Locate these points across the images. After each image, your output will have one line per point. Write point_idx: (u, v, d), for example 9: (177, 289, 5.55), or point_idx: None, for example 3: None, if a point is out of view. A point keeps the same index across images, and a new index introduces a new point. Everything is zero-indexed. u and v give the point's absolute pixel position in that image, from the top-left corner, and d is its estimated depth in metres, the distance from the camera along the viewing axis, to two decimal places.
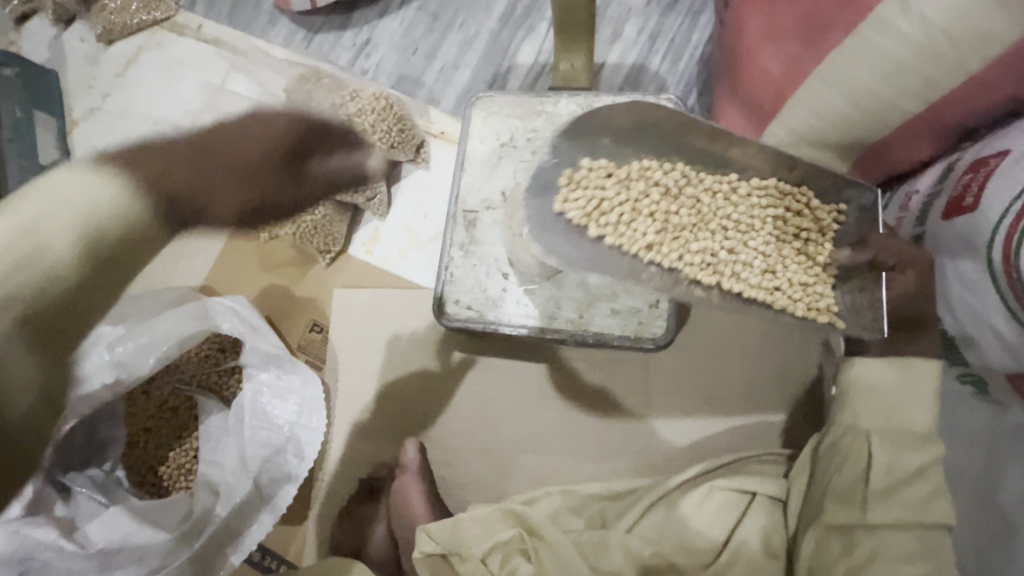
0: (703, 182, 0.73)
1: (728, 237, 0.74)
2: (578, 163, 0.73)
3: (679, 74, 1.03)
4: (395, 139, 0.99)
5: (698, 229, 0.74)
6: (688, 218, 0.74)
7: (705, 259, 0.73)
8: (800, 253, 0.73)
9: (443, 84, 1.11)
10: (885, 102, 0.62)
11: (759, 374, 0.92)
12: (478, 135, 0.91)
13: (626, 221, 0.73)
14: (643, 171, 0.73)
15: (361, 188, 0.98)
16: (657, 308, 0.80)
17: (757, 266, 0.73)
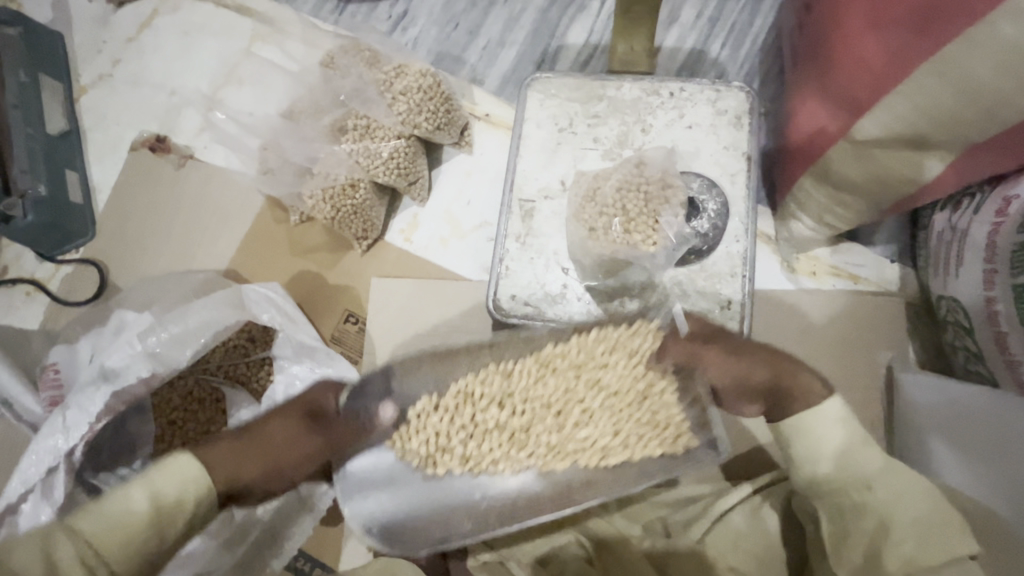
0: (568, 358, 0.70)
1: (558, 416, 0.69)
2: (410, 411, 0.70)
3: (741, 62, 0.98)
4: (442, 119, 0.91)
5: (518, 413, 0.70)
6: (519, 421, 0.70)
7: (520, 443, 0.70)
8: (642, 422, 0.68)
9: (487, 62, 1.04)
10: (1003, 99, 0.58)
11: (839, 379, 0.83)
12: (535, 119, 0.85)
13: (452, 434, 0.70)
14: (469, 393, 0.70)
15: (404, 171, 0.91)
16: (728, 310, 0.75)
17: (584, 438, 0.69)
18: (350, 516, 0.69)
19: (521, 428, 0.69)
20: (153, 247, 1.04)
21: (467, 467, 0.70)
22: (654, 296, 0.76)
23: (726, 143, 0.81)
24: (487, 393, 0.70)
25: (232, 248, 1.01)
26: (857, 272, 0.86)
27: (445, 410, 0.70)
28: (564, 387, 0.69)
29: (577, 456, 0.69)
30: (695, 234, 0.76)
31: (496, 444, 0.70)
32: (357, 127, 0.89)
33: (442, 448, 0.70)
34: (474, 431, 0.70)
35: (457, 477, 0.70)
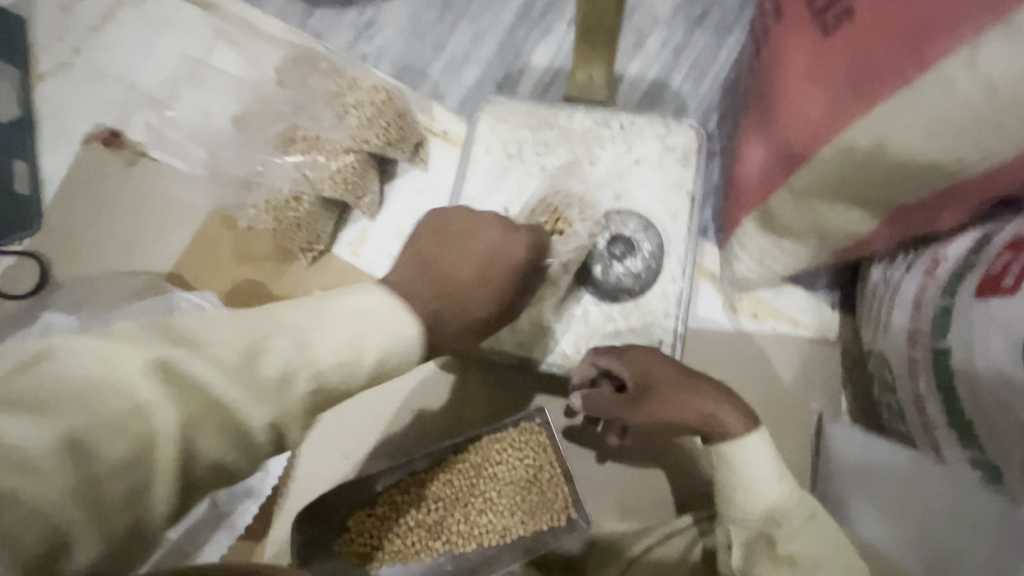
0: (468, 461, 0.78)
1: (460, 506, 0.79)
2: (347, 523, 0.76)
3: (700, 96, 0.97)
4: (394, 136, 0.91)
5: (431, 524, 0.78)
6: (433, 516, 0.78)
7: (438, 540, 0.78)
8: (531, 506, 0.78)
9: (449, 78, 1.03)
10: (928, 165, 0.58)
11: (768, 425, 0.83)
12: (485, 143, 0.84)
13: (387, 542, 0.77)
14: (393, 503, 0.78)
15: (353, 186, 0.90)
16: (659, 351, 0.75)
17: (486, 521, 0.78)
18: None
19: (434, 527, 0.78)
20: (99, 244, 1.02)
21: (418, 562, 0.77)
22: (587, 330, 0.77)
23: (670, 181, 0.80)
24: (408, 499, 0.78)
25: (179, 251, 0.99)
26: (797, 316, 0.86)
27: (377, 517, 0.77)
28: (460, 475, 0.79)
29: (479, 540, 0.77)
30: (627, 273, 0.74)
31: (421, 547, 0.77)
32: (305, 139, 0.88)
33: (391, 544, 0.77)
34: (401, 530, 0.78)
35: (406, 569, 0.77)
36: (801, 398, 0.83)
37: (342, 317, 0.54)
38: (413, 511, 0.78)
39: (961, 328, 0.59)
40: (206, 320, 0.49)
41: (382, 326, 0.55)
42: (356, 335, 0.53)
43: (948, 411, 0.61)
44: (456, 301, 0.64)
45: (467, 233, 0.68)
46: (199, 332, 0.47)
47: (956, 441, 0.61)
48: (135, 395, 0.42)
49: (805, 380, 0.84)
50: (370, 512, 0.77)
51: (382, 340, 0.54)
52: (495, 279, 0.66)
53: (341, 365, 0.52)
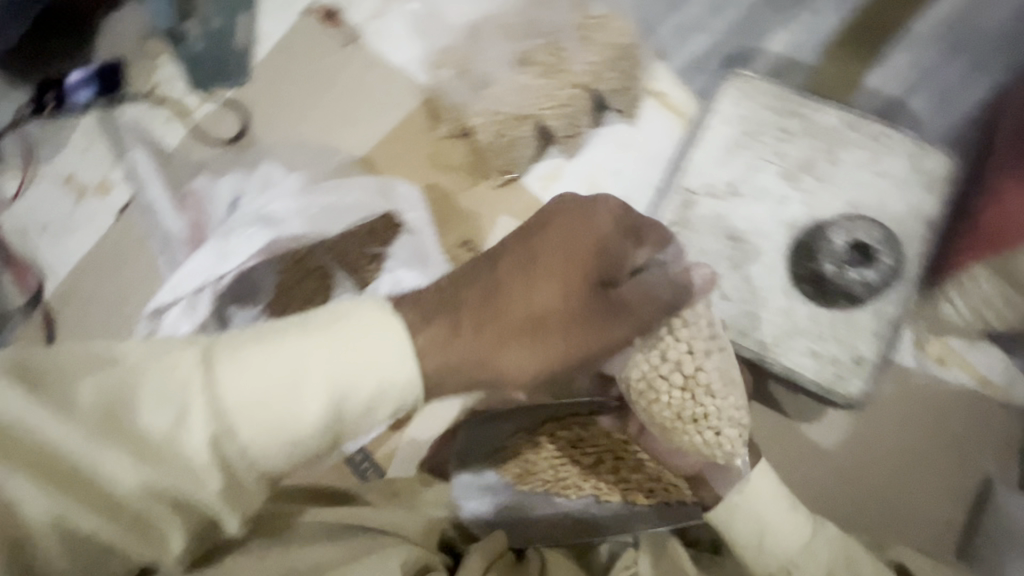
0: None
1: (613, 458, 0.77)
2: (507, 440, 0.79)
3: (937, 126, 0.93)
4: (626, 81, 0.89)
5: (583, 466, 0.78)
6: (586, 458, 0.78)
7: (586, 482, 0.78)
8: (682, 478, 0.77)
9: (677, 41, 1.00)
10: None
11: (927, 473, 0.81)
12: (725, 115, 0.82)
13: (538, 470, 0.79)
14: (552, 435, 0.79)
15: (571, 120, 0.90)
16: (861, 366, 0.73)
17: (636, 480, 0.77)
18: (477, 506, 0.78)
19: (584, 470, 0.78)
20: (300, 114, 1.05)
21: (563, 497, 0.78)
22: (788, 325, 0.75)
23: (912, 202, 0.77)
24: (566, 435, 0.78)
25: (373, 139, 1.01)
26: (985, 374, 0.82)
27: (536, 443, 0.79)
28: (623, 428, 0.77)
29: (625, 496, 0.76)
30: (860, 281, 0.71)
31: (569, 484, 0.78)
32: (541, 63, 0.87)
33: (543, 472, 0.79)
34: (553, 463, 0.79)
35: (551, 500, 0.78)
36: (969, 457, 0.81)
37: (323, 368, 0.49)
38: (568, 448, 0.78)
39: None
40: (258, 351, 0.49)
41: (363, 362, 0.50)
42: (334, 386, 0.49)
43: None
44: (474, 315, 0.56)
45: (549, 244, 0.59)
46: (227, 377, 0.48)
47: None
48: (167, 416, 0.47)
49: (980, 441, 0.81)
50: (530, 437, 0.80)
51: (364, 390, 0.50)
52: (513, 346, 0.56)
53: (260, 399, 0.49)
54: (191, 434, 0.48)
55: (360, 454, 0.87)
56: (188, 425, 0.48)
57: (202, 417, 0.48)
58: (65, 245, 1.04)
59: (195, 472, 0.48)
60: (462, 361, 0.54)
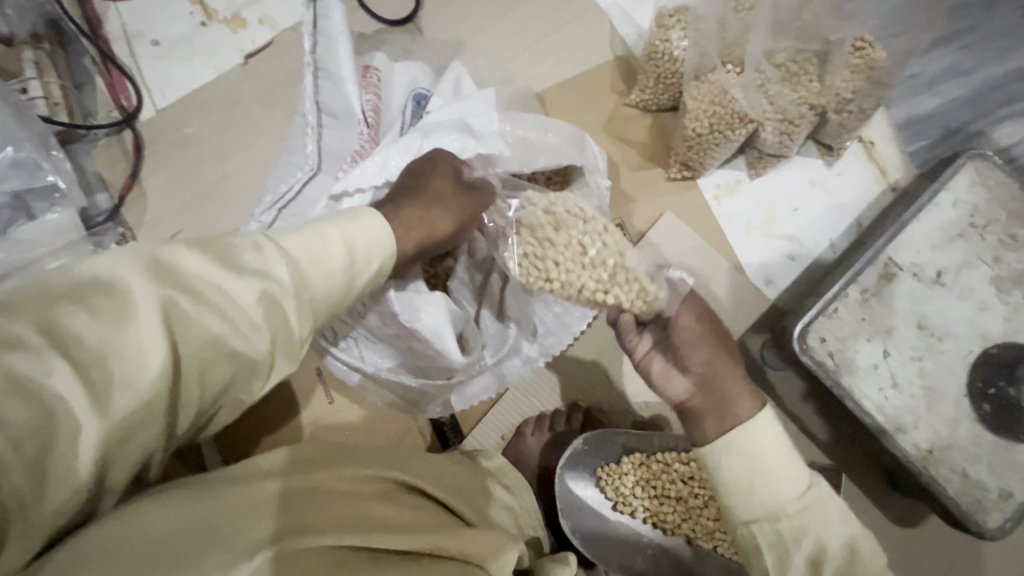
0: None
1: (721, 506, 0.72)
2: (622, 456, 0.72)
3: None
4: (856, 119, 0.80)
5: (687, 507, 0.72)
6: (694, 499, 0.72)
7: (686, 522, 0.72)
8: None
9: (905, 91, 0.91)
10: None
11: None
12: (954, 195, 0.76)
13: (642, 496, 0.72)
14: (666, 465, 0.72)
15: (784, 141, 0.81)
16: (1004, 502, 0.69)
17: None
18: (563, 520, 0.70)
19: (688, 510, 0.72)
20: (478, 18, 0.92)
21: (659, 530, 0.72)
22: (948, 437, 0.70)
23: None
24: (682, 469, 0.72)
25: (553, 79, 0.90)
26: None
27: (647, 468, 0.72)
28: None
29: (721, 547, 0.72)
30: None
31: (669, 520, 0.72)
32: (786, 68, 0.76)
33: (644, 500, 0.72)
34: (659, 493, 0.72)
35: (645, 530, 0.72)
36: None
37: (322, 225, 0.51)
38: (679, 484, 0.72)
39: None
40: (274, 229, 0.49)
41: (368, 228, 0.53)
42: (346, 240, 0.51)
43: None
44: (407, 212, 0.59)
45: (437, 170, 0.64)
46: (289, 236, 0.48)
47: None
48: (256, 259, 0.46)
49: None
50: (643, 461, 0.72)
51: (366, 239, 0.53)
52: (437, 211, 0.61)
53: (308, 248, 0.48)
54: (271, 267, 0.46)
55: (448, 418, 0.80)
56: (272, 262, 0.46)
57: (277, 253, 0.47)
58: (172, 71, 0.90)
59: (284, 315, 0.46)
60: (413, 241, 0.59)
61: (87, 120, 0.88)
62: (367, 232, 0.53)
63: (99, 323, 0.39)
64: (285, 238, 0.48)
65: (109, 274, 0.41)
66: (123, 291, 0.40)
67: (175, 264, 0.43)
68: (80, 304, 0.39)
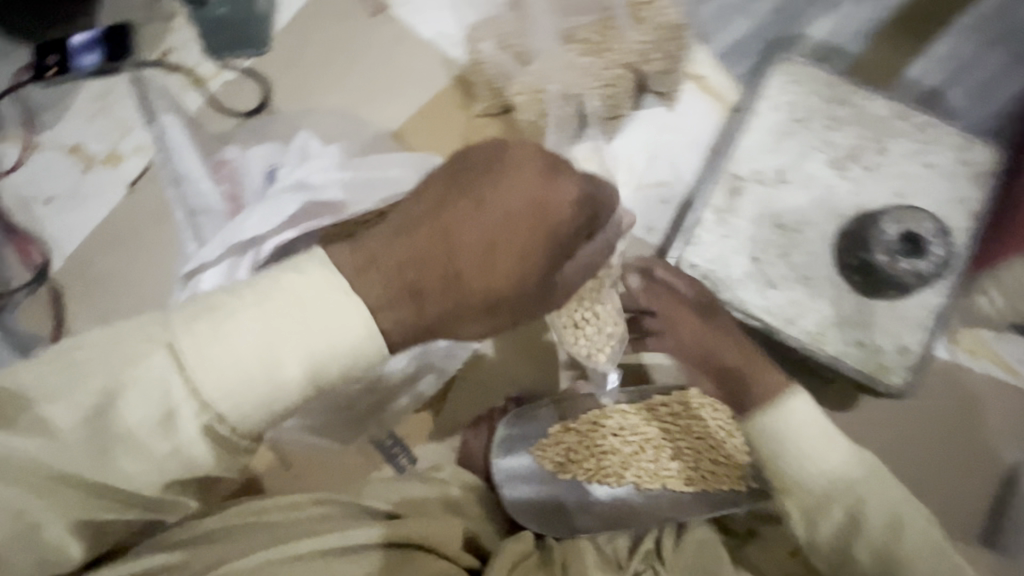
0: (670, 409, 0.79)
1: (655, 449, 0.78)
2: (549, 428, 0.77)
3: (970, 119, 0.93)
4: (671, 65, 0.87)
5: (625, 459, 0.77)
6: (628, 448, 0.78)
7: (627, 473, 0.77)
8: (719, 465, 0.78)
9: (720, 23, 0.97)
10: None
11: (956, 461, 0.83)
12: (773, 100, 0.82)
13: (578, 460, 0.77)
14: (594, 424, 0.78)
15: (614, 104, 0.88)
16: (904, 356, 0.74)
17: (672, 466, 0.78)
18: (509, 499, 0.73)
19: (626, 460, 0.77)
20: (324, 84, 1.00)
21: (605, 486, 0.77)
22: (835, 314, 0.75)
23: (957, 195, 0.77)
24: (608, 425, 0.78)
25: (403, 115, 0.98)
26: (1016, 365, 0.84)
27: (577, 432, 0.78)
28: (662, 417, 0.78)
29: (666, 484, 0.77)
30: (911, 272, 0.70)
31: (611, 474, 0.77)
32: (591, 40, 0.85)
33: (583, 462, 0.77)
34: (594, 452, 0.77)
35: (591, 490, 0.76)
36: (995, 445, 0.83)
37: (236, 326, 0.43)
38: (611, 439, 0.78)
39: None
40: (182, 331, 0.43)
41: (319, 326, 0.44)
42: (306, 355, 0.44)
43: None
44: (431, 302, 0.49)
45: (491, 248, 0.50)
46: (192, 350, 0.43)
47: None
48: (152, 411, 0.43)
49: (1006, 429, 0.83)
50: (573, 427, 0.78)
51: (343, 352, 0.45)
52: (466, 294, 0.50)
53: (249, 384, 0.43)
54: (178, 433, 0.44)
55: (391, 441, 0.85)
56: (180, 429, 0.44)
57: (189, 413, 0.44)
58: (70, 219, 0.98)
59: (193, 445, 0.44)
60: (436, 315, 0.49)
61: (8, 286, 0.95)
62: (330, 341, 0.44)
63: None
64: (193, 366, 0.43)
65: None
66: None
67: (32, 412, 0.43)
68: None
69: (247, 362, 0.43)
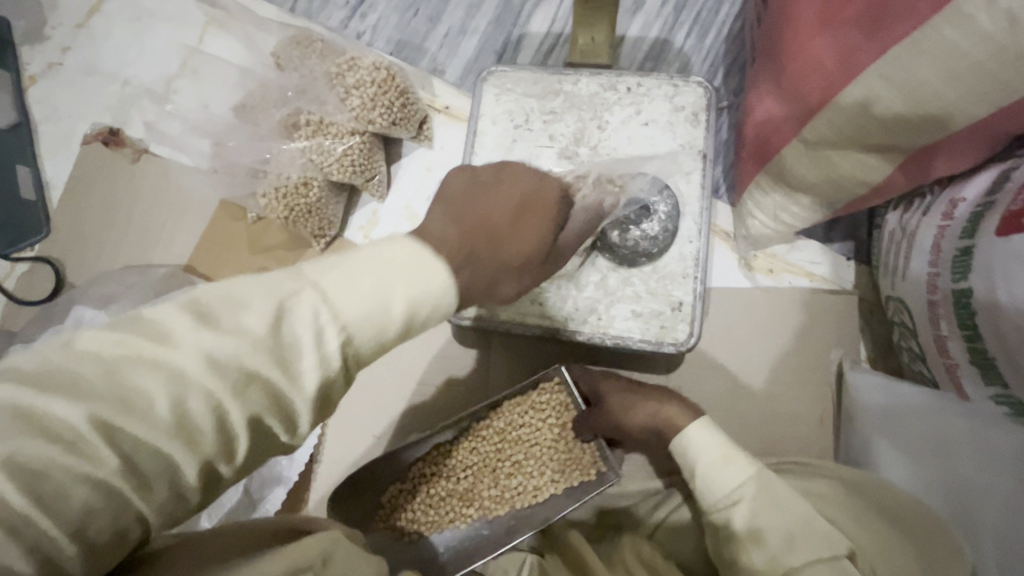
0: (490, 428, 0.80)
1: (490, 475, 0.80)
2: (381, 498, 0.80)
3: (705, 52, 0.93)
4: (398, 115, 0.89)
5: (466, 495, 0.80)
6: (464, 484, 0.80)
7: (473, 507, 0.79)
8: (559, 465, 0.78)
9: (447, 51, 0.99)
10: (932, 115, 0.59)
11: (792, 377, 0.85)
12: (491, 115, 0.83)
13: (422, 514, 0.79)
14: (424, 474, 0.80)
15: (360, 168, 0.90)
16: (680, 311, 0.76)
17: (515, 483, 0.79)
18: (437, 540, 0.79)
19: (468, 494, 0.80)
20: (109, 243, 1.01)
21: (459, 528, 0.79)
22: (606, 296, 0.77)
23: (681, 141, 0.79)
24: (436, 471, 0.80)
25: (191, 245, 0.99)
26: (812, 268, 0.86)
27: (410, 491, 0.80)
28: (485, 439, 0.80)
29: (512, 504, 0.78)
30: (645, 237, 0.76)
31: (458, 515, 0.79)
32: (310, 123, 0.87)
33: (428, 515, 0.79)
34: (433, 500, 0.80)
35: (447, 537, 0.79)
36: (820, 349, 0.85)
37: (370, 267, 0.43)
38: (444, 481, 0.80)
39: (983, 267, 0.59)
40: (321, 272, 0.42)
41: (424, 275, 0.44)
42: (403, 298, 0.43)
43: (972, 352, 0.62)
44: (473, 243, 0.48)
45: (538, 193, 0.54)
46: (336, 287, 0.42)
47: (977, 377, 0.63)
48: (307, 325, 0.41)
49: (824, 331, 0.85)
50: (402, 485, 0.80)
51: (431, 297, 0.44)
52: (502, 225, 0.50)
53: (369, 317, 0.42)
54: (323, 346, 0.41)
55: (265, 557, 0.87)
56: (326, 347, 0.41)
57: (331, 333, 0.41)
58: None
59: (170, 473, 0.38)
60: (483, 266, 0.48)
61: None
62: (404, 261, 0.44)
63: (81, 387, 0.36)
64: (341, 293, 0.42)
65: (196, 348, 0.38)
66: (133, 347, 0.37)
67: (231, 317, 0.39)
68: (116, 344, 0.37)
69: (352, 276, 0.42)
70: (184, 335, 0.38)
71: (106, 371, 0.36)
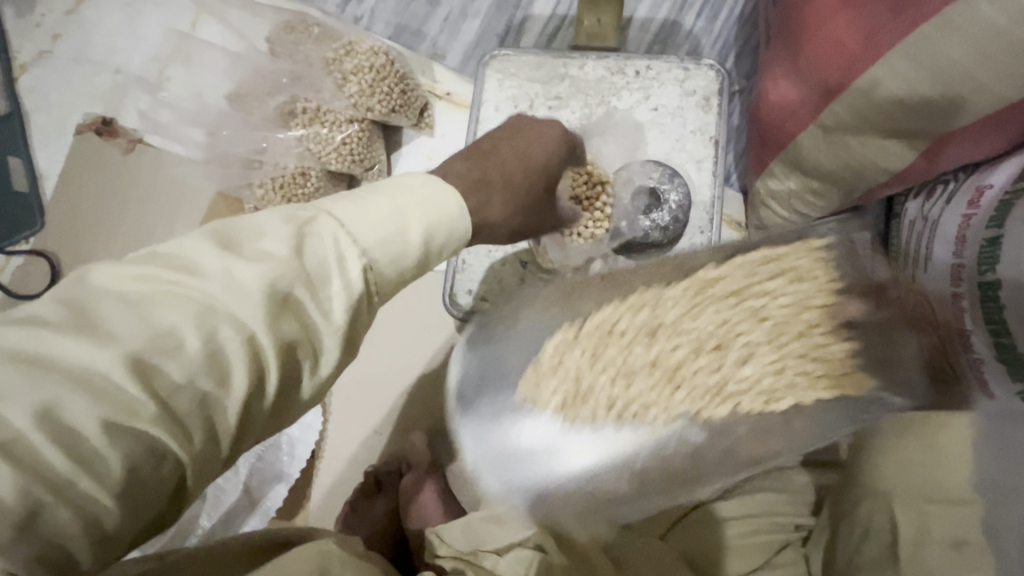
0: (728, 282, 0.51)
1: (714, 372, 0.48)
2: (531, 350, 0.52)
3: (715, 34, 0.89)
4: (398, 101, 0.86)
5: (668, 385, 0.48)
6: (677, 358, 0.48)
7: (664, 413, 0.48)
8: (841, 366, 0.50)
9: (448, 35, 0.96)
10: (959, 99, 0.55)
11: None
12: (494, 101, 0.80)
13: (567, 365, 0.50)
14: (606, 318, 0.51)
15: (360, 158, 0.87)
16: None
17: (746, 373, 0.48)
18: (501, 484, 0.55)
19: (672, 365, 0.48)
20: (104, 237, 0.99)
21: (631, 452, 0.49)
22: None
23: (691, 128, 0.76)
24: (628, 324, 0.50)
25: None
26: None
27: (558, 361, 0.50)
28: (731, 322, 0.49)
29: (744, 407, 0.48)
30: (656, 226, 0.72)
31: (649, 395, 0.48)
32: (307, 111, 0.85)
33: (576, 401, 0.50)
34: (616, 373, 0.49)
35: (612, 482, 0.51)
36: None
37: (390, 196, 0.46)
38: (636, 362, 0.48)
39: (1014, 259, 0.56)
40: (334, 203, 0.43)
41: (435, 202, 0.48)
42: (423, 223, 0.46)
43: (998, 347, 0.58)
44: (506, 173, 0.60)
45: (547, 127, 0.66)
46: (348, 214, 0.43)
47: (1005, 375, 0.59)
48: (326, 254, 0.41)
49: None
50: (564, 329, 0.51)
51: (443, 221, 0.48)
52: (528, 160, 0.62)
53: (388, 242, 0.44)
54: (346, 270, 0.42)
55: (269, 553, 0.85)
56: (349, 269, 0.42)
57: (353, 257, 0.42)
58: None
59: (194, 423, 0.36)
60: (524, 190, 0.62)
61: None
62: (418, 189, 0.48)
63: (104, 330, 0.35)
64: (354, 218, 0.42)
65: (223, 273, 0.38)
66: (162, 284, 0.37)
67: (255, 243, 0.40)
68: (139, 277, 0.37)
69: (370, 203, 0.44)
70: (209, 264, 0.38)
71: (132, 305, 0.36)
